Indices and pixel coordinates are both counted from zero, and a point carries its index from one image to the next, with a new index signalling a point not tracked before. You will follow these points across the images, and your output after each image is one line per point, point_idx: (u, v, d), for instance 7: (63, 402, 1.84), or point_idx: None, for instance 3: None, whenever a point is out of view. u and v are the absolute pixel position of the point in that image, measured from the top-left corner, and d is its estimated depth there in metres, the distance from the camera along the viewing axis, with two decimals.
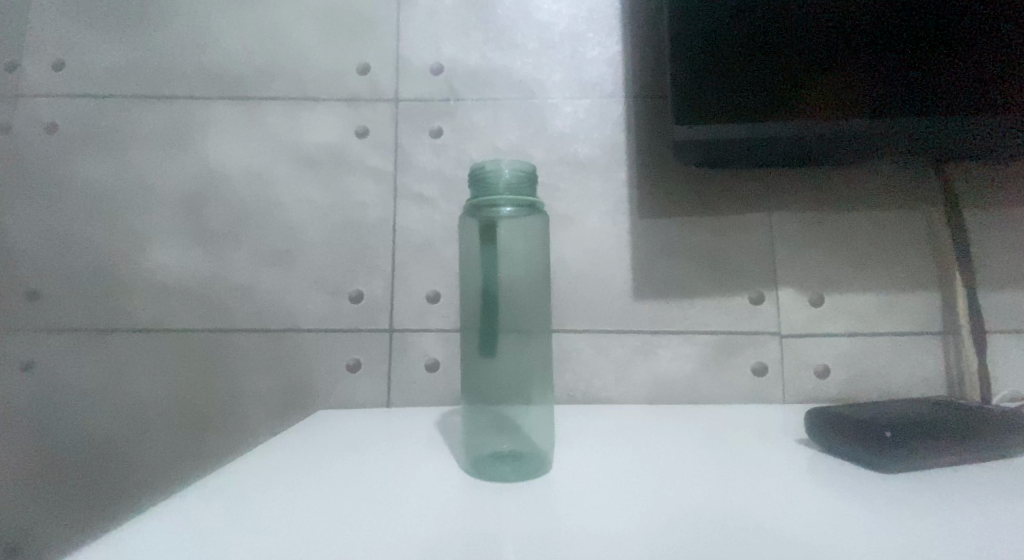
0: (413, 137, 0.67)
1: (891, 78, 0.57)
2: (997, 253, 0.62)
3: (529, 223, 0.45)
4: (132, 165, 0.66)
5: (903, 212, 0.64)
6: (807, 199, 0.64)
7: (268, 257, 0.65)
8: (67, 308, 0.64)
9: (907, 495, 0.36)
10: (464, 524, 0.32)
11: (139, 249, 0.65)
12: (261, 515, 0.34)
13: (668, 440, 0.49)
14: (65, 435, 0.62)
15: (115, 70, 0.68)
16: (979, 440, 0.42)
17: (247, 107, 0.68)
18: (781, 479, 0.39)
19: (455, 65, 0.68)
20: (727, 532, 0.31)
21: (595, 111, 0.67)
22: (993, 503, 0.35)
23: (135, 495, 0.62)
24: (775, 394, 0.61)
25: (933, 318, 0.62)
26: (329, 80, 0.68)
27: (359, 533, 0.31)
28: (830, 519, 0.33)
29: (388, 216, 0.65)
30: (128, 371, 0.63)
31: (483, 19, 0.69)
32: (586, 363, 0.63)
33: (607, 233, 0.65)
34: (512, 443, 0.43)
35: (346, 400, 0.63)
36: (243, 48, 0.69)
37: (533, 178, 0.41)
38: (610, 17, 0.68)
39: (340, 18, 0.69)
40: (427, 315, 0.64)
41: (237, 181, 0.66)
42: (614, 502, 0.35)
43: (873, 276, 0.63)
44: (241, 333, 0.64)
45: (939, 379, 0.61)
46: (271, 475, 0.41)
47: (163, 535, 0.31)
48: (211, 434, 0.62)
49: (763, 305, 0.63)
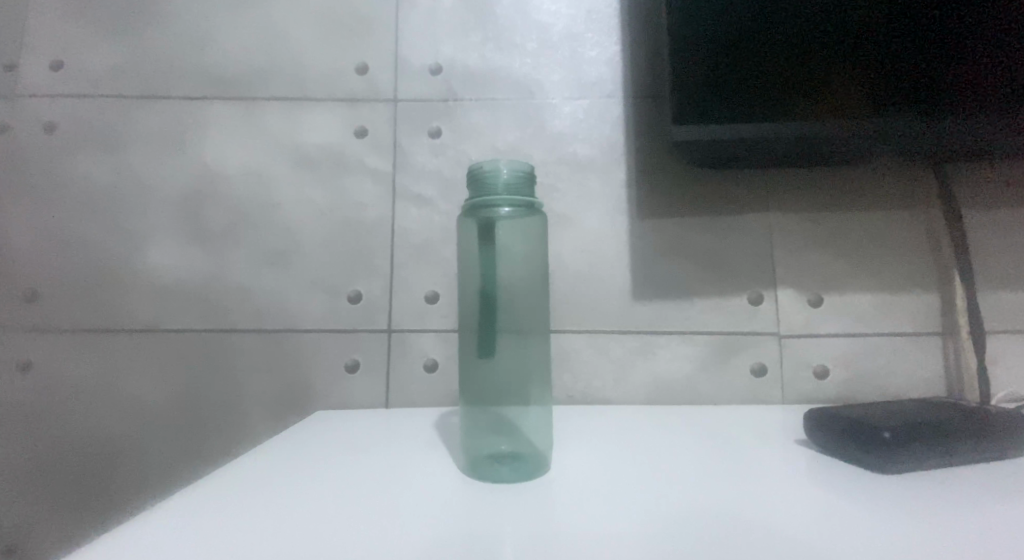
0: (412, 138, 0.67)
1: (890, 78, 0.57)
2: (996, 253, 0.62)
3: (528, 223, 0.45)
4: (131, 165, 0.66)
5: (903, 212, 0.64)
6: (806, 199, 0.64)
7: (267, 257, 0.65)
8: (66, 308, 0.64)
9: (906, 496, 0.36)
10: (463, 524, 0.32)
11: (138, 249, 0.65)
12: (260, 516, 0.34)
13: (667, 441, 0.49)
14: (64, 436, 0.62)
15: (115, 71, 0.68)
16: (978, 440, 0.42)
17: (246, 107, 0.67)
18: (780, 479, 0.39)
19: (455, 65, 0.68)
20: (728, 533, 0.31)
21: (594, 111, 0.67)
22: (992, 504, 0.35)
23: (134, 496, 0.62)
24: (774, 394, 0.61)
25: (932, 318, 0.62)
26: (328, 80, 0.68)
27: (358, 534, 0.31)
28: (829, 520, 0.33)
29: (387, 217, 0.65)
30: (128, 371, 0.63)
31: (483, 19, 0.69)
32: (586, 363, 0.63)
33: (607, 234, 0.65)
34: (511, 443, 0.43)
35: (345, 400, 0.63)
36: (242, 48, 0.69)
37: (532, 178, 0.41)
38: (609, 17, 0.68)
39: (339, 18, 0.69)
40: (426, 316, 0.64)
41: (236, 182, 0.66)
42: (614, 503, 0.35)
43: (872, 276, 0.63)
44: (241, 334, 0.63)
45: (939, 379, 0.61)
46: (272, 475, 0.41)
47: (161, 536, 0.31)
48: (210, 435, 0.62)
49: (762, 306, 0.63)
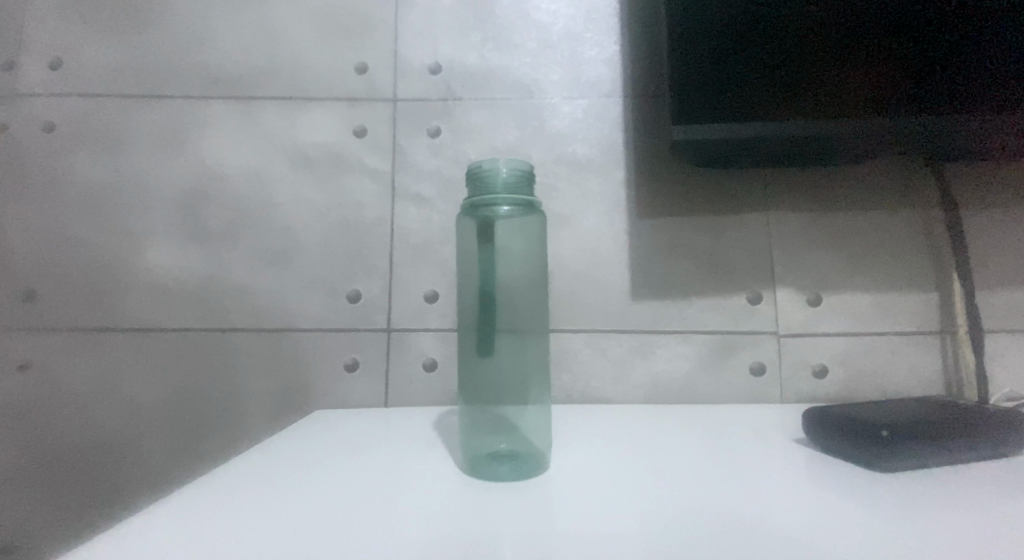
0: (412, 137, 0.67)
1: (890, 78, 0.57)
2: (994, 253, 0.62)
3: (528, 222, 0.45)
4: (130, 165, 0.66)
5: (902, 212, 0.64)
6: (805, 199, 0.64)
7: (266, 257, 0.65)
8: (66, 308, 0.64)
9: (904, 495, 0.36)
10: (461, 523, 0.32)
11: (137, 249, 0.65)
12: (258, 516, 0.34)
13: (666, 440, 0.49)
14: (63, 435, 0.62)
15: (114, 70, 0.68)
16: (977, 440, 0.42)
17: (245, 107, 0.67)
18: (779, 478, 0.39)
19: (454, 65, 0.68)
20: (727, 532, 0.31)
21: (594, 111, 0.67)
22: (991, 503, 0.35)
23: (133, 496, 0.62)
24: (773, 394, 0.62)
25: (930, 318, 0.62)
26: (328, 80, 0.68)
27: (358, 533, 0.31)
28: (827, 519, 0.33)
29: (387, 216, 0.65)
30: (128, 371, 0.63)
31: (482, 19, 0.69)
32: (585, 363, 0.63)
33: (606, 233, 0.65)
34: (510, 443, 0.43)
35: (344, 400, 0.63)
36: (242, 48, 0.69)
37: (531, 177, 0.41)
38: (608, 16, 0.68)
39: (339, 18, 0.69)
40: (425, 315, 0.64)
41: (235, 181, 0.66)
42: (614, 503, 0.35)
43: (871, 276, 0.63)
44: (241, 333, 0.63)
45: (937, 379, 0.61)
46: (273, 474, 0.41)
47: (160, 536, 0.31)
48: (210, 435, 0.62)
49: (761, 305, 0.63)
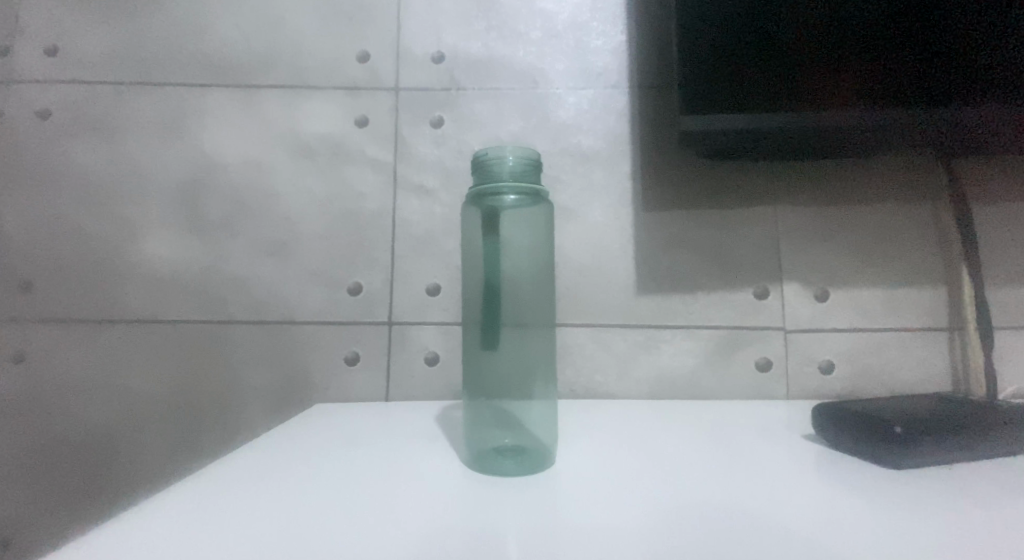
0: (413, 128, 0.66)
1: (900, 69, 0.56)
2: (1003, 248, 0.62)
3: (534, 213, 0.45)
4: (129, 153, 0.65)
5: (911, 207, 0.63)
6: (814, 194, 0.63)
7: (267, 248, 0.64)
8: (62, 298, 0.63)
9: (919, 494, 0.35)
10: (461, 520, 0.31)
11: (135, 239, 0.64)
12: (252, 514, 0.32)
13: (674, 438, 0.48)
14: (63, 428, 0.61)
15: (112, 57, 0.67)
16: (989, 438, 0.41)
17: (245, 95, 0.66)
18: (790, 475, 0.39)
19: (456, 54, 0.67)
20: (736, 531, 0.30)
21: (599, 101, 0.66)
22: (1004, 501, 0.34)
23: (132, 490, 0.61)
24: (778, 391, 0.61)
25: (939, 313, 0.61)
26: (329, 69, 0.67)
27: (357, 530, 0.30)
28: (840, 517, 0.32)
29: (388, 208, 0.64)
30: (126, 363, 0.62)
31: (486, 8, 0.68)
32: (589, 359, 0.62)
33: (610, 227, 0.64)
34: (514, 439, 0.42)
35: (344, 393, 0.62)
36: (240, 36, 0.67)
37: (538, 166, 0.40)
38: (614, 6, 0.67)
39: (339, 5, 0.68)
40: (426, 308, 0.63)
41: (234, 170, 0.65)
42: (617, 500, 0.34)
43: (879, 271, 0.62)
44: (241, 325, 0.63)
45: (945, 376, 0.60)
46: (273, 468, 0.40)
47: (152, 532, 0.29)
48: (208, 429, 0.61)
49: (768, 299, 0.62)
